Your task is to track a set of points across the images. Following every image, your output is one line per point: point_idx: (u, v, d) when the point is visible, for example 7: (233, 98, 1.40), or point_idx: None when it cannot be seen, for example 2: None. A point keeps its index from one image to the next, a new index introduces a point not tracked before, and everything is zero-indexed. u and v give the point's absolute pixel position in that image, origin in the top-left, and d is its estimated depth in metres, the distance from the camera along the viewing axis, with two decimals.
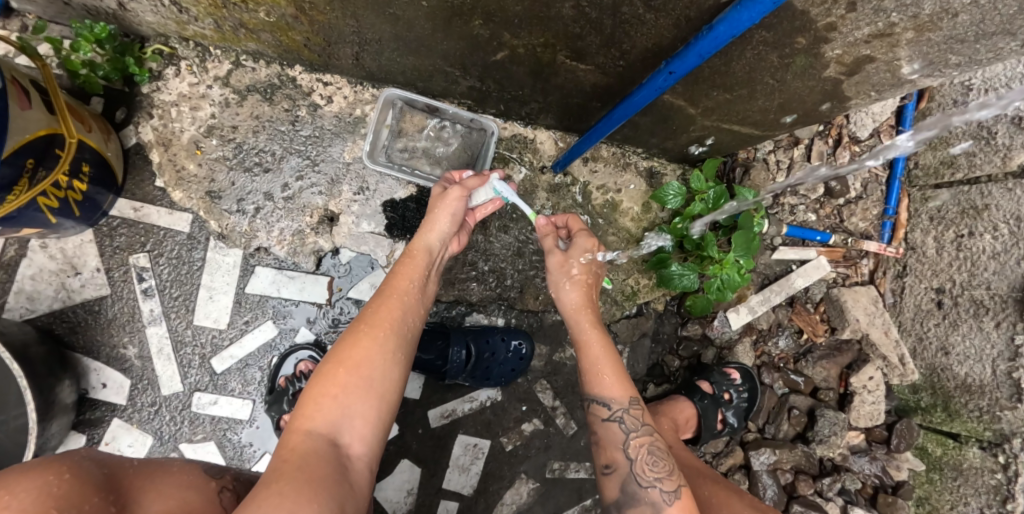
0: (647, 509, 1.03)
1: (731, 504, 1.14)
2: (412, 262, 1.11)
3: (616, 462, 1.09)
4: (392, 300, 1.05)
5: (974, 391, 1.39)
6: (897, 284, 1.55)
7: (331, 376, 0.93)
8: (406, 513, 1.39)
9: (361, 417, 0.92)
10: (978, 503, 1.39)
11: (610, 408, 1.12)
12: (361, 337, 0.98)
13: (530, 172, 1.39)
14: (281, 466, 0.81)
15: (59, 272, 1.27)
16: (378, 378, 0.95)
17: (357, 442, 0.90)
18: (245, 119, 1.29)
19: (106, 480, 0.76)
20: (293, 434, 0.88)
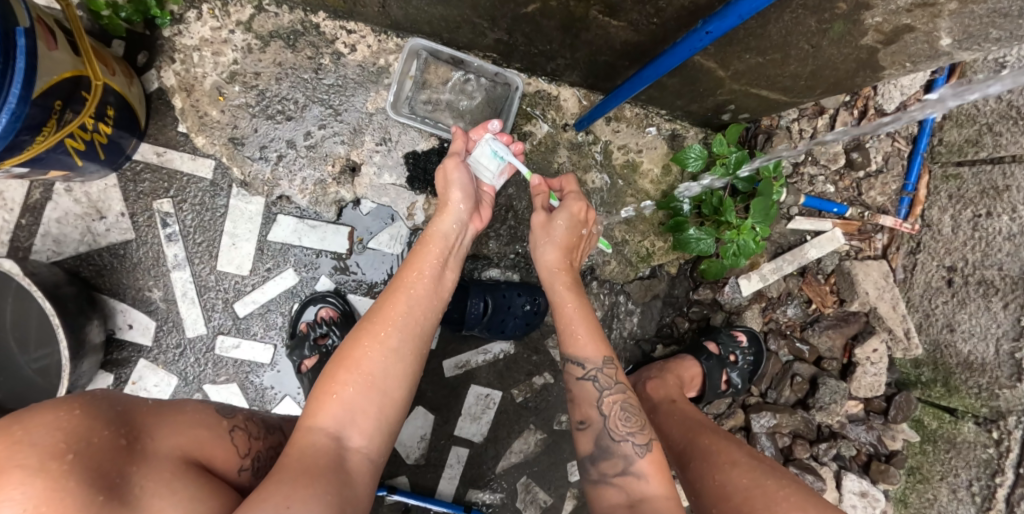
0: (620, 462, 1.07)
1: (728, 452, 1.18)
2: (423, 253, 1.11)
3: (590, 418, 1.12)
4: (398, 297, 1.06)
5: (975, 368, 1.43)
6: (910, 260, 1.57)
7: (335, 375, 0.97)
8: (419, 456, 1.45)
9: (364, 412, 0.95)
10: (967, 476, 1.43)
11: (584, 367, 1.15)
12: (365, 336, 1.01)
13: (552, 129, 1.38)
14: (286, 461, 0.86)
15: (84, 216, 1.28)
16: (381, 377, 0.98)
17: (360, 436, 0.93)
18: (268, 66, 1.28)
19: (119, 414, 0.78)
20: (300, 431, 0.93)
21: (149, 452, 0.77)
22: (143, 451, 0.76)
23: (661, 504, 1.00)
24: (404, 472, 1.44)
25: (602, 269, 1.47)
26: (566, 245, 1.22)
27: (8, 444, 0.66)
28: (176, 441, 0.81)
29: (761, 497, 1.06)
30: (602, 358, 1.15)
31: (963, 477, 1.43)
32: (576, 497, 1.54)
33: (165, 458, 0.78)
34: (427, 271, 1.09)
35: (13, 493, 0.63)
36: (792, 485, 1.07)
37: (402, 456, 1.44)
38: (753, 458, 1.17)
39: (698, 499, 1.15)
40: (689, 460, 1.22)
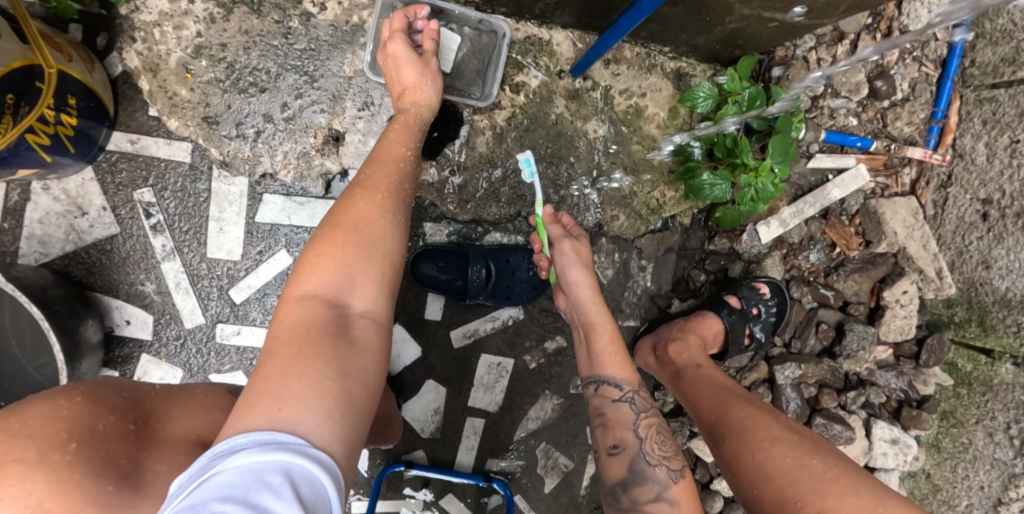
0: (654, 486, 1.10)
1: (767, 426, 1.12)
2: (402, 131, 1.04)
3: (624, 442, 1.15)
4: (390, 167, 0.95)
5: (1013, 305, 1.34)
6: (940, 195, 1.47)
7: (330, 235, 0.83)
8: (434, 431, 1.42)
9: (368, 271, 0.82)
10: (1004, 419, 1.35)
11: (622, 390, 1.19)
12: (359, 199, 0.88)
13: (546, 77, 1.27)
14: (275, 344, 0.73)
15: (66, 214, 1.23)
16: (380, 238, 0.86)
17: (361, 299, 0.82)
18: (234, 35, 1.19)
19: (126, 401, 0.72)
20: (286, 302, 0.79)
21: (157, 437, 0.70)
22: (154, 437, 0.70)
23: None
24: (421, 447, 1.42)
25: (610, 225, 1.38)
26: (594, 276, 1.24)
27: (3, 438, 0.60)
28: (189, 425, 0.75)
29: (807, 480, 1.00)
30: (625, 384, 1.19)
31: (1000, 420, 1.36)
32: (598, 459, 1.51)
33: (179, 442, 0.71)
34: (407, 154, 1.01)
35: (11, 490, 0.57)
36: (841, 464, 1.02)
37: (417, 431, 1.41)
38: (794, 433, 1.11)
39: (735, 478, 1.10)
40: (722, 435, 1.16)
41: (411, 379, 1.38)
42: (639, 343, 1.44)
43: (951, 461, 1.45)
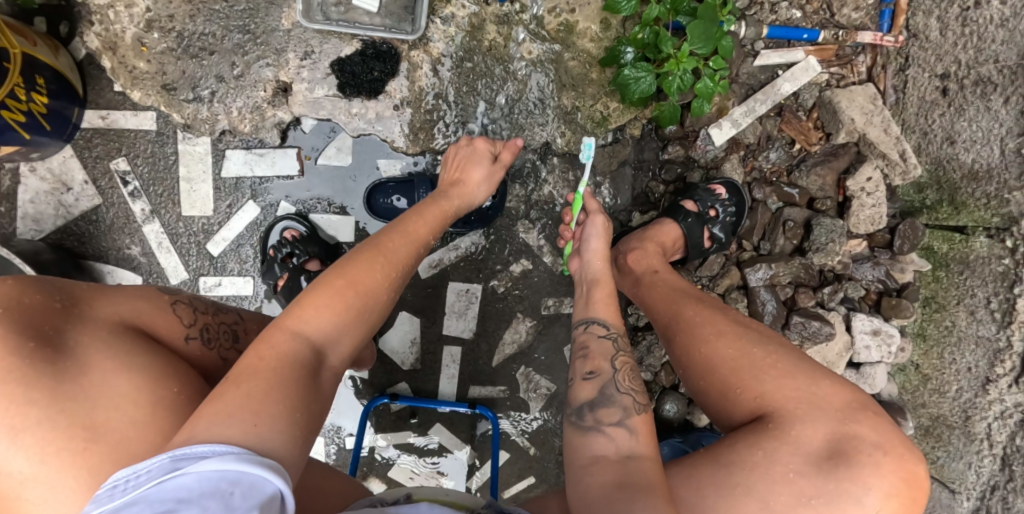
0: (619, 411, 1.02)
1: (711, 321, 1.13)
2: (436, 217, 1.16)
3: (600, 369, 1.08)
4: (410, 237, 1.07)
5: (980, 177, 1.29)
6: (899, 79, 1.44)
7: (332, 307, 0.90)
8: (415, 361, 1.52)
9: (353, 336, 0.92)
10: (984, 294, 1.31)
11: (609, 328, 1.14)
12: (366, 264, 0.97)
13: (476, 6, 1.32)
14: (253, 367, 0.78)
15: (53, 191, 1.35)
16: (375, 309, 0.96)
17: (337, 359, 0.90)
18: (179, 5, 1.27)
19: (57, 289, 0.84)
20: (278, 331, 0.85)
21: (81, 315, 0.81)
22: (80, 315, 0.81)
23: (651, 462, 0.93)
24: (403, 380, 1.52)
25: (558, 143, 1.43)
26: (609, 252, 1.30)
27: None
28: (114, 309, 0.86)
29: (749, 367, 1.03)
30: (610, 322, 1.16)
31: (980, 297, 1.31)
32: None
33: (105, 321, 0.82)
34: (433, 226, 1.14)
35: None
36: (780, 351, 1.05)
37: (398, 364, 1.52)
38: (738, 324, 1.12)
39: (685, 373, 1.12)
40: (673, 334, 1.17)
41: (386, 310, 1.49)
42: None
43: (938, 348, 1.42)
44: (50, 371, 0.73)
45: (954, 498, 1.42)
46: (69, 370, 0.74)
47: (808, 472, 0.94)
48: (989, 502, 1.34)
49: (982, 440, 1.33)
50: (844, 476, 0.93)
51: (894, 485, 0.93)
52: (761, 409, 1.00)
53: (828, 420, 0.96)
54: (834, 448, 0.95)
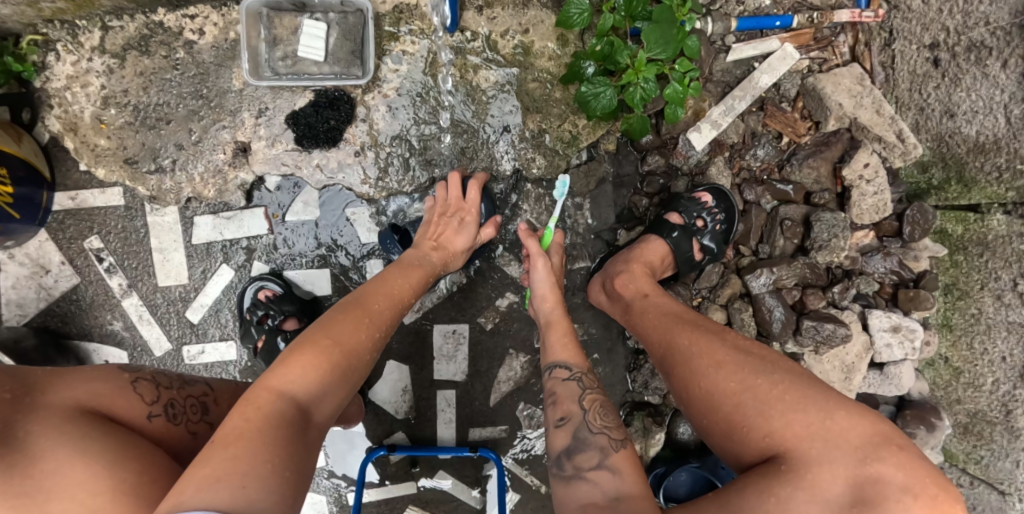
0: (597, 453, 1.00)
1: (711, 350, 1.04)
2: (413, 275, 1.15)
3: (570, 413, 1.06)
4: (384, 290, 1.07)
5: (987, 149, 1.19)
6: (886, 55, 1.34)
7: (318, 364, 0.90)
8: (410, 409, 1.46)
9: (338, 391, 0.92)
10: (1010, 275, 1.19)
11: (570, 370, 1.13)
12: (347, 321, 0.98)
13: (426, 41, 1.32)
14: (240, 432, 0.77)
15: (33, 275, 1.36)
16: (359, 364, 0.96)
17: (324, 413, 0.89)
18: (132, 79, 1.29)
19: (10, 375, 0.80)
20: (261, 390, 0.85)
21: (29, 404, 0.78)
22: (33, 406, 0.78)
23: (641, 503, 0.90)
24: (399, 429, 1.47)
25: (528, 168, 1.38)
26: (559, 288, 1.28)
27: None
28: (69, 395, 0.81)
29: (752, 401, 0.93)
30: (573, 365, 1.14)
31: (1006, 279, 1.19)
32: None
33: (57, 408, 0.78)
34: (410, 282, 1.14)
35: None
36: (788, 379, 0.93)
37: (392, 413, 1.46)
38: (740, 351, 1.02)
39: (687, 408, 1.03)
40: (672, 366, 1.09)
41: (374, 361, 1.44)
42: (590, 284, 1.40)
43: (966, 338, 1.30)
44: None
45: (1006, 500, 1.29)
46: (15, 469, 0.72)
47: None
48: None
49: None
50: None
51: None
52: (770, 449, 0.89)
53: (846, 460, 0.84)
54: (856, 493, 0.82)
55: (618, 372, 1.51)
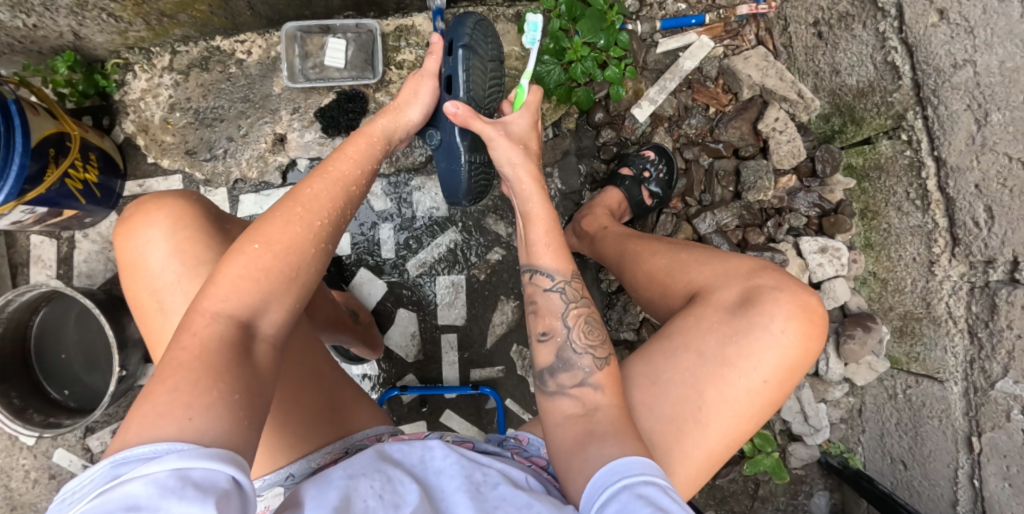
0: (579, 373, 1.02)
1: (651, 246, 1.36)
2: (363, 144, 1.11)
3: (552, 329, 1.08)
4: (335, 189, 0.99)
5: (866, 92, 1.50)
6: (785, 38, 1.69)
7: (257, 281, 0.87)
8: (418, 354, 1.69)
9: (282, 299, 0.89)
10: (903, 189, 1.47)
11: (553, 279, 1.09)
12: (291, 228, 0.92)
13: (421, 52, 1.63)
14: (179, 356, 0.78)
15: (104, 249, 1.66)
16: (304, 268, 0.92)
17: (271, 322, 0.88)
18: (194, 89, 1.64)
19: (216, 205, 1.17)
20: (195, 315, 0.83)
21: (230, 218, 1.15)
22: (231, 220, 1.14)
23: (613, 416, 0.96)
24: (410, 371, 1.69)
25: None
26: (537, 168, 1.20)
27: (158, 199, 1.05)
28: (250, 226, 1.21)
29: (678, 265, 1.24)
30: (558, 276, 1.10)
31: (902, 192, 1.47)
32: None
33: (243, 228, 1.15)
34: (365, 164, 1.08)
35: (167, 212, 1.03)
36: (703, 250, 1.24)
37: (403, 358, 1.69)
38: (672, 243, 1.34)
39: (637, 292, 1.32)
40: (623, 265, 1.39)
41: (386, 312, 1.68)
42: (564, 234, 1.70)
43: (885, 251, 1.56)
44: (221, 234, 1.05)
45: (945, 388, 1.45)
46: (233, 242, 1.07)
47: (723, 320, 1.07)
48: (972, 379, 1.38)
49: (947, 320, 1.42)
50: (752, 313, 1.05)
51: (794, 313, 1.04)
52: (691, 291, 1.18)
53: (737, 282, 1.12)
54: (745, 299, 1.08)
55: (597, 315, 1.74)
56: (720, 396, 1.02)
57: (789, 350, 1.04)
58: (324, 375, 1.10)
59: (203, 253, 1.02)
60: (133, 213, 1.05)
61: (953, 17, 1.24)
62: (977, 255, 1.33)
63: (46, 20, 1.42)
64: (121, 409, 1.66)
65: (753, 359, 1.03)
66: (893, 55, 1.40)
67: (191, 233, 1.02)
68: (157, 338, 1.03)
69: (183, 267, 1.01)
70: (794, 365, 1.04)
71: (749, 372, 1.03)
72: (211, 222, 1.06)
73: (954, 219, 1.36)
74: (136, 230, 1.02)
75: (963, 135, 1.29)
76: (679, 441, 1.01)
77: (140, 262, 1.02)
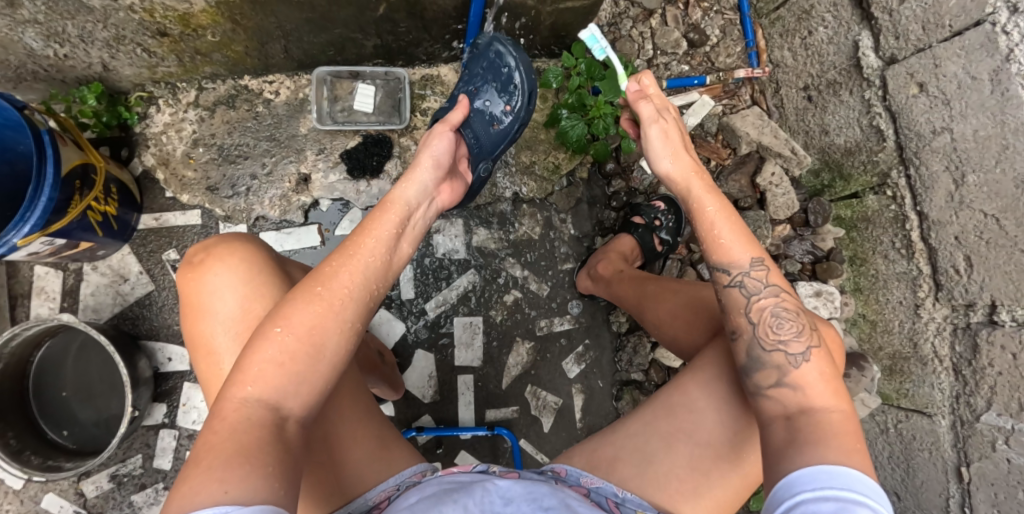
0: (774, 371, 1.04)
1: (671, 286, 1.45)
2: (381, 216, 1.01)
3: (741, 327, 1.09)
4: (354, 263, 0.93)
5: (853, 151, 1.66)
6: (777, 99, 1.87)
7: (284, 366, 0.84)
8: (434, 394, 1.70)
9: (312, 383, 0.86)
10: (889, 238, 1.62)
11: (729, 274, 1.10)
12: (312, 309, 0.87)
13: (444, 100, 1.73)
14: (211, 440, 0.78)
15: (112, 283, 1.63)
16: (332, 351, 0.88)
17: (302, 405, 0.86)
18: (219, 126, 1.66)
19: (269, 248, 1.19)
20: (227, 400, 0.83)
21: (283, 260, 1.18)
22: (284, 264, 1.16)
23: (831, 418, 0.98)
24: (426, 412, 1.70)
25: (522, 192, 1.74)
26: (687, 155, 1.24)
27: (218, 243, 1.08)
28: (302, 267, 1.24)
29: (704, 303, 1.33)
30: (753, 260, 1.09)
31: (888, 242, 1.63)
32: (583, 391, 1.77)
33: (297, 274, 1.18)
34: (384, 234, 0.99)
35: (225, 257, 1.05)
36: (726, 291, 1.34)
37: (420, 398, 1.70)
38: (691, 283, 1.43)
39: (661, 330, 1.41)
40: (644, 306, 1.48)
41: (403, 352, 1.69)
42: (577, 277, 1.74)
43: (873, 295, 1.71)
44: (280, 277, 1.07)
45: (933, 422, 1.58)
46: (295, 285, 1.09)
47: None
48: (959, 413, 1.51)
49: (933, 359, 1.56)
50: None
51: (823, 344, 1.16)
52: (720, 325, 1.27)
53: None
54: None
55: (607, 355, 1.79)
56: (774, 431, 1.01)
57: (834, 377, 1.04)
58: (366, 414, 1.10)
59: (271, 295, 1.03)
60: (199, 256, 1.06)
61: (931, 89, 1.42)
62: (958, 299, 1.48)
63: (78, 51, 1.42)
64: (122, 451, 1.59)
65: (801, 389, 1.02)
66: (878, 120, 1.57)
67: (258, 276, 1.04)
68: (212, 382, 1.04)
69: (248, 312, 1.02)
70: (842, 389, 1.04)
71: (802, 405, 1.01)
72: (274, 266, 1.08)
73: (936, 267, 1.51)
74: (204, 273, 1.04)
75: (942, 192, 1.45)
76: (713, 470, 1.14)
77: (204, 306, 1.03)
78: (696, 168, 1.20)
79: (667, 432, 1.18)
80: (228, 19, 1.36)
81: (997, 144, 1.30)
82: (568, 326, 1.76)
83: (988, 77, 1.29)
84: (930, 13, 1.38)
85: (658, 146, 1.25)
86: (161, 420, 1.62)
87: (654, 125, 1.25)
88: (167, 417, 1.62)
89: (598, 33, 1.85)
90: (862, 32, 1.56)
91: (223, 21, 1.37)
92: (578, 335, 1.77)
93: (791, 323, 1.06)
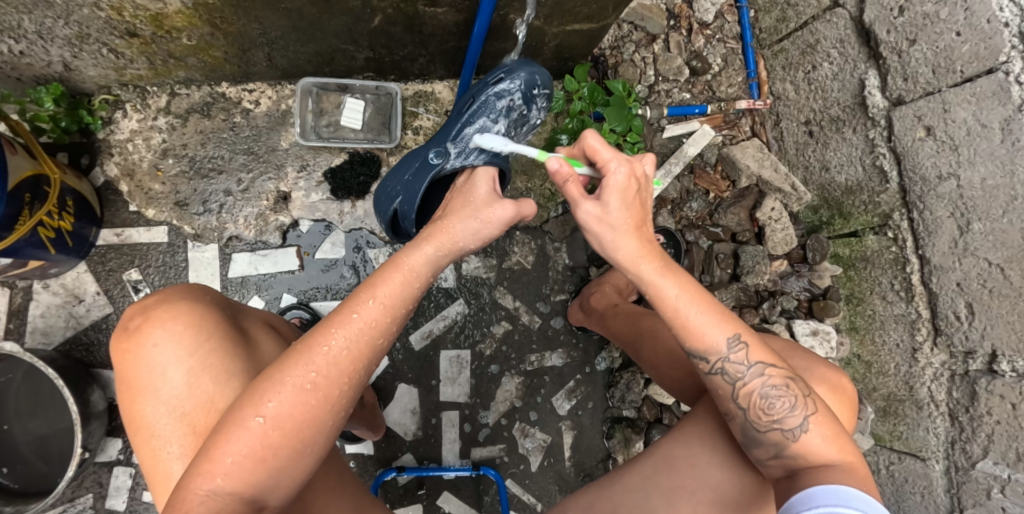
0: (772, 447, 0.96)
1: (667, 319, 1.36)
2: (399, 287, 0.93)
3: (731, 410, 1.00)
4: (358, 344, 0.87)
5: (854, 189, 1.65)
6: (776, 131, 1.86)
7: (263, 460, 0.81)
8: (416, 430, 1.61)
9: (294, 474, 0.84)
10: (887, 279, 1.60)
11: (708, 361, 0.98)
12: (303, 401, 0.83)
13: (438, 118, 1.64)
14: None
15: (65, 304, 1.50)
16: (321, 439, 0.86)
17: (279, 495, 0.84)
18: (191, 136, 1.54)
19: (226, 300, 1.08)
20: (189, 491, 0.79)
21: (239, 310, 1.10)
22: (240, 319, 1.06)
23: (841, 469, 0.90)
24: (407, 450, 1.60)
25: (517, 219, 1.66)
26: (643, 215, 1.02)
27: (166, 305, 0.98)
28: (262, 315, 1.16)
29: None
30: (730, 340, 0.97)
31: (887, 283, 1.59)
32: (573, 428, 1.69)
33: (257, 328, 1.09)
34: (396, 308, 0.92)
35: (171, 325, 0.96)
36: None
37: (401, 436, 1.61)
38: None
39: (657, 367, 1.31)
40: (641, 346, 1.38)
41: (385, 386, 1.60)
42: (569, 308, 1.65)
43: (869, 335, 1.67)
44: (235, 343, 0.99)
45: (927, 465, 1.53)
46: (250, 347, 1.02)
47: None
48: (954, 458, 1.45)
49: (929, 403, 1.51)
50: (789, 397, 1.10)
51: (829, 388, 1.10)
52: None
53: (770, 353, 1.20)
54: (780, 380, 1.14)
55: (599, 391, 1.71)
56: (780, 494, 0.93)
57: (837, 433, 0.95)
58: (340, 483, 1.02)
59: (221, 366, 0.96)
60: (137, 321, 0.97)
61: (939, 134, 1.37)
62: (957, 346, 1.43)
63: (36, 49, 1.26)
64: (71, 490, 1.47)
65: (805, 454, 0.94)
66: (882, 160, 1.54)
67: (206, 344, 0.96)
68: (151, 464, 0.95)
69: (196, 387, 0.95)
70: (847, 443, 0.96)
71: (807, 467, 0.93)
72: (229, 326, 1.00)
73: (936, 311, 1.46)
74: (144, 342, 0.96)
75: (947, 237, 1.40)
76: None
77: (149, 379, 0.96)
78: (651, 246, 1.00)
79: (669, 488, 1.08)
80: (207, 22, 1.23)
81: (1006, 194, 1.24)
82: (558, 361, 1.69)
83: (1000, 126, 1.24)
84: (940, 57, 1.34)
85: (620, 207, 0.99)
86: (115, 457, 1.51)
87: (622, 178, 0.98)
88: (121, 453, 1.51)
89: (599, 57, 1.83)
90: (869, 71, 1.53)
91: (201, 24, 1.24)
92: (570, 370, 1.69)
93: (783, 397, 0.96)
